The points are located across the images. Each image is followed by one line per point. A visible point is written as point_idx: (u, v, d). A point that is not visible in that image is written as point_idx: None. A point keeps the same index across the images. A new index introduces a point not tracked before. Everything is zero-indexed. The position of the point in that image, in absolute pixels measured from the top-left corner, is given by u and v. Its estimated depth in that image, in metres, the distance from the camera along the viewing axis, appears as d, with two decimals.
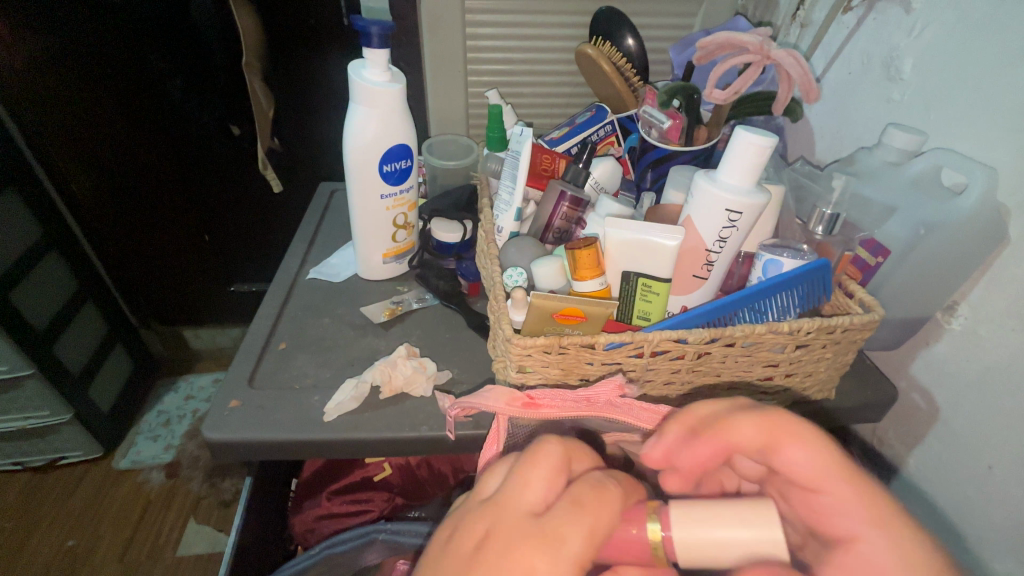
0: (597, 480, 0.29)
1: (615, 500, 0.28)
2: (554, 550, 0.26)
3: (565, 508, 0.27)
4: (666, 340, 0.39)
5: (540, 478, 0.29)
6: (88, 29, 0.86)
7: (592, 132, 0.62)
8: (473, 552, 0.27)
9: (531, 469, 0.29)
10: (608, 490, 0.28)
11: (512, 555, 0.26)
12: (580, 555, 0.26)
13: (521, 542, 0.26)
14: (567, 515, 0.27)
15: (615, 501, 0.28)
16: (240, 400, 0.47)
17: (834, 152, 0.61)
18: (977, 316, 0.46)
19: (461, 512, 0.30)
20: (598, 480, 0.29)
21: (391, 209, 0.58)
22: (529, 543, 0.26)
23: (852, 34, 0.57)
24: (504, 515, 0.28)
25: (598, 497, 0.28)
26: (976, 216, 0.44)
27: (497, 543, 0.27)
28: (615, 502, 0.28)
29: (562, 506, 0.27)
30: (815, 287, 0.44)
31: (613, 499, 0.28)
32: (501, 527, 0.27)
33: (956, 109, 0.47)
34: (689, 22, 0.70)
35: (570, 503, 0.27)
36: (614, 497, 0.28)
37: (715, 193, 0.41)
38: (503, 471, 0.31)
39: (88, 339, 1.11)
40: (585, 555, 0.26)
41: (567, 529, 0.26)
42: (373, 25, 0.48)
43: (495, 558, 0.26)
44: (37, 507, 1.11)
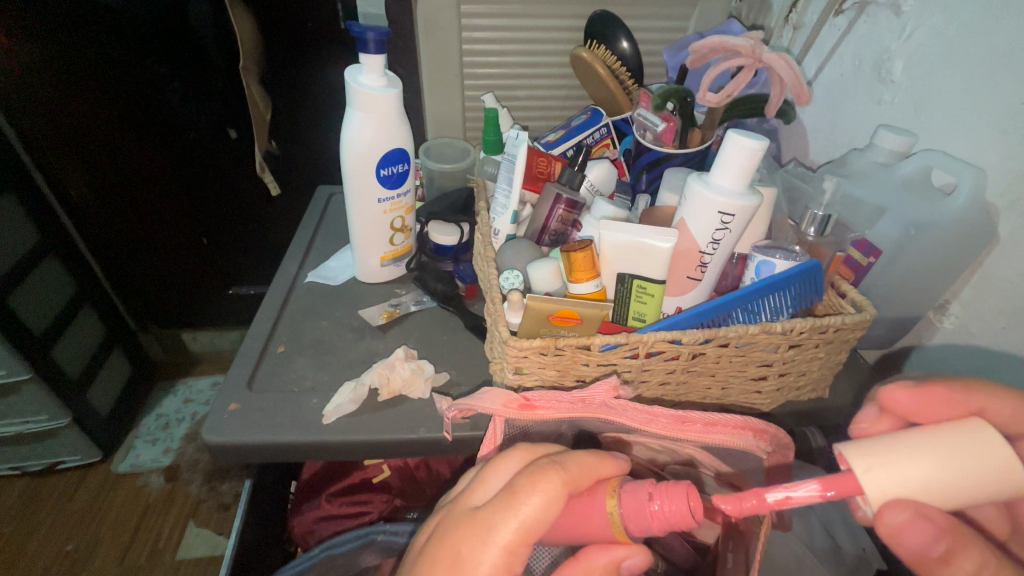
0: (538, 466, 0.30)
1: (551, 485, 0.29)
2: (483, 538, 0.28)
3: (501, 496, 0.29)
4: (661, 341, 0.40)
5: (493, 475, 0.32)
6: (84, 33, 0.86)
7: (587, 135, 0.63)
8: (426, 542, 0.31)
9: (488, 470, 0.32)
10: (544, 472, 0.29)
11: (449, 542, 0.29)
12: (507, 541, 0.28)
13: (456, 533, 0.29)
14: (497, 505, 0.29)
15: (551, 487, 0.29)
16: (241, 403, 0.47)
17: (827, 153, 0.61)
18: (968, 315, 0.47)
19: (435, 507, 0.35)
20: (537, 466, 0.30)
21: (389, 212, 0.58)
22: (465, 531, 0.29)
23: (844, 36, 0.58)
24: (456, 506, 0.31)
25: (533, 484, 0.29)
26: (964, 215, 0.45)
27: (442, 534, 0.30)
28: (546, 489, 0.29)
29: (497, 497, 0.29)
30: (808, 287, 0.44)
31: (548, 484, 0.29)
32: (448, 519, 0.31)
33: (945, 111, 0.48)
34: (683, 25, 0.71)
35: (504, 492, 0.29)
36: (550, 483, 0.29)
37: (708, 196, 0.42)
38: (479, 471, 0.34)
39: (86, 343, 1.11)
40: (515, 541, 0.28)
41: (495, 517, 0.28)
42: (369, 31, 0.48)
43: (438, 543, 0.30)
44: (35, 513, 1.11)
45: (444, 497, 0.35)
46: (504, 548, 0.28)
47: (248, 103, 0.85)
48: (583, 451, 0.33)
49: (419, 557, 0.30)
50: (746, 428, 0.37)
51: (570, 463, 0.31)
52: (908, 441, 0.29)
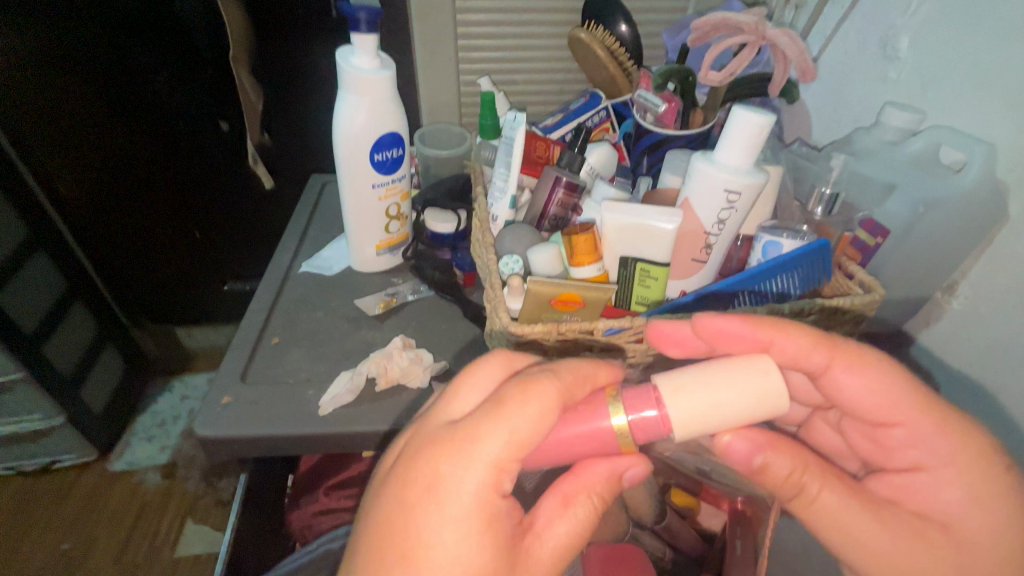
0: (524, 376, 0.32)
1: (541, 393, 0.31)
2: (471, 448, 0.30)
3: (490, 402, 0.31)
4: (667, 325, 0.39)
5: (468, 389, 0.34)
6: (67, 21, 0.83)
7: (587, 118, 0.62)
8: (411, 446, 0.32)
9: (461, 383, 0.34)
10: (535, 382, 0.31)
11: (435, 456, 0.30)
12: (498, 449, 0.29)
13: (442, 439, 0.31)
14: (486, 411, 0.30)
15: (541, 394, 0.31)
16: (233, 395, 0.46)
17: (832, 135, 0.60)
18: (976, 295, 0.46)
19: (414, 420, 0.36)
20: (528, 376, 0.32)
21: (384, 199, 0.56)
22: (454, 436, 0.30)
23: (848, 14, 0.57)
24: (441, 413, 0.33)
25: (523, 392, 0.31)
26: (974, 191, 0.44)
27: (426, 443, 0.31)
28: (536, 394, 0.31)
29: (482, 409, 0.31)
30: (816, 267, 0.43)
31: (537, 392, 0.31)
32: (435, 428, 0.32)
33: (953, 87, 0.47)
34: (683, 5, 0.69)
35: (494, 400, 0.31)
36: (540, 391, 0.31)
37: (713, 174, 0.40)
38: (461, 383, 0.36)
39: (79, 341, 1.09)
40: (506, 442, 0.30)
41: (485, 427, 0.30)
42: (361, 10, 0.47)
43: (423, 459, 0.30)
44: (31, 512, 1.10)
45: (423, 410, 0.36)
46: (497, 453, 0.29)
47: (239, 92, 0.83)
48: (576, 360, 0.35)
49: (400, 476, 0.31)
50: None
51: (563, 372, 0.33)
52: (712, 376, 0.33)
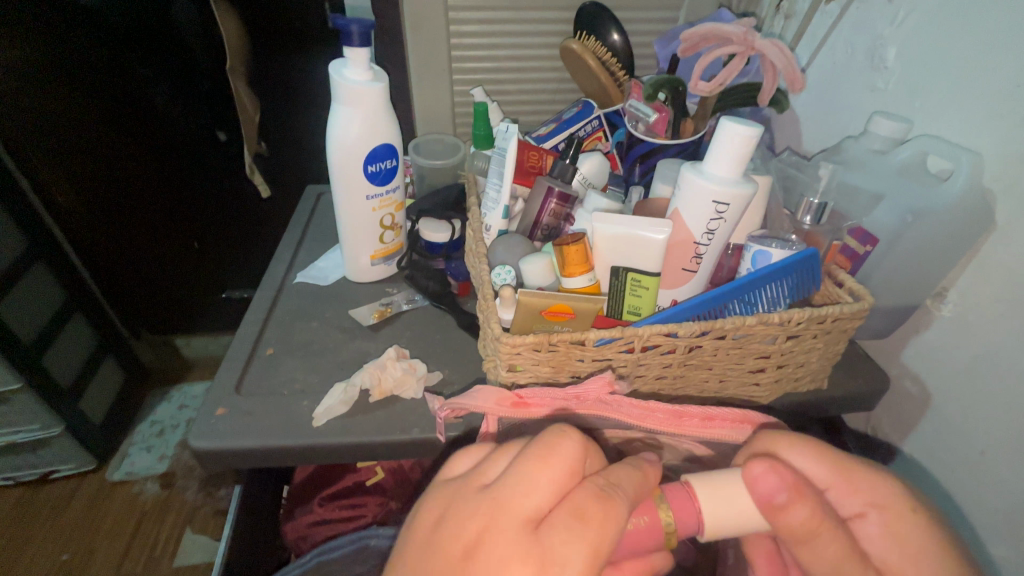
0: (604, 485, 0.27)
1: (618, 516, 0.26)
2: (552, 574, 0.24)
3: (566, 518, 0.25)
4: (657, 334, 0.39)
5: (540, 481, 0.26)
6: (67, 34, 0.84)
7: (579, 128, 0.62)
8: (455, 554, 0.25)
9: (531, 471, 0.26)
10: (613, 505, 0.26)
11: (503, 574, 0.24)
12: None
13: (502, 562, 0.24)
14: (572, 529, 0.25)
15: (621, 515, 0.26)
16: (228, 407, 0.46)
17: (822, 142, 0.61)
18: (965, 302, 0.47)
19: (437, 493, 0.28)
20: (608, 491, 0.27)
21: (377, 209, 0.57)
22: (523, 563, 0.24)
23: (836, 23, 0.57)
24: (498, 518, 0.25)
25: (602, 515, 0.26)
26: (963, 200, 0.44)
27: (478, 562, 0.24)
28: (618, 517, 0.26)
29: (565, 523, 0.25)
30: (805, 277, 0.43)
31: (618, 513, 0.26)
32: (495, 538, 0.25)
33: (939, 97, 0.47)
34: (673, 15, 0.70)
35: (569, 515, 0.25)
36: (617, 514, 0.26)
37: (702, 184, 0.41)
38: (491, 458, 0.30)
39: (77, 352, 1.09)
40: (584, 575, 0.24)
41: (570, 549, 0.24)
42: (353, 24, 0.47)
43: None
44: (29, 523, 1.09)
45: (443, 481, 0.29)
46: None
47: (236, 103, 0.83)
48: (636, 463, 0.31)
49: None
50: (743, 421, 0.37)
51: (626, 483, 0.29)
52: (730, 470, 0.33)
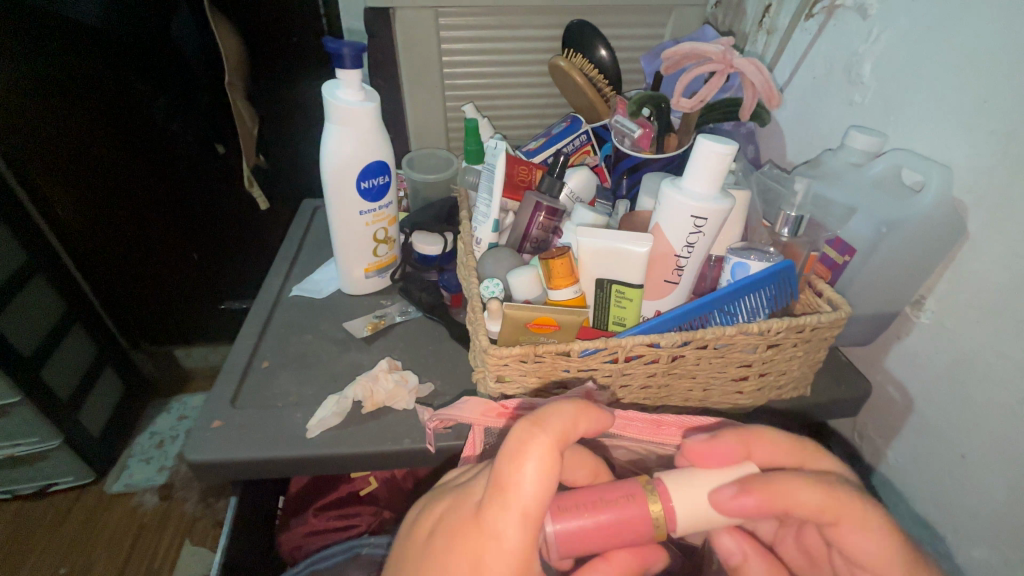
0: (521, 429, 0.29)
1: (537, 449, 0.28)
2: (494, 542, 0.27)
3: (494, 498, 0.28)
4: (640, 345, 0.40)
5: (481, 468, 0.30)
6: (67, 53, 0.85)
7: (565, 144, 0.64)
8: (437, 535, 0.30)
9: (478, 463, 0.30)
10: (524, 445, 0.28)
11: (458, 548, 0.28)
12: (518, 543, 0.27)
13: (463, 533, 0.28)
14: (497, 504, 0.28)
15: (542, 458, 0.28)
16: (223, 420, 0.47)
17: (804, 154, 0.62)
18: (942, 310, 0.48)
19: (440, 493, 0.33)
20: (519, 434, 0.29)
21: (371, 224, 0.58)
22: (471, 540, 0.28)
23: (815, 39, 0.59)
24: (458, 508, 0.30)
25: (517, 457, 0.28)
26: (935, 210, 0.45)
27: (450, 535, 0.29)
28: (538, 459, 0.28)
29: (493, 493, 0.28)
30: (783, 288, 0.45)
31: (536, 458, 0.28)
32: (454, 520, 0.29)
33: (912, 111, 0.49)
34: (660, 31, 0.72)
35: (495, 492, 0.28)
36: (536, 450, 0.28)
37: (680, 200, 0.42)
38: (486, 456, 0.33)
39: (76, 364, 1.10)
40: (524, 540, 0.27)
41: (499, 523, 0.27)
42: (345, 47, 0.49)
43: (453, 550, 0.29)
44: (28, 536, 1.10)
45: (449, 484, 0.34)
46: (520, 546, 0.27)
47: (235, 116, 0.85)
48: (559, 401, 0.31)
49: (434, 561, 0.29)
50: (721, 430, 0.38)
51: (548, 422, 0.29)
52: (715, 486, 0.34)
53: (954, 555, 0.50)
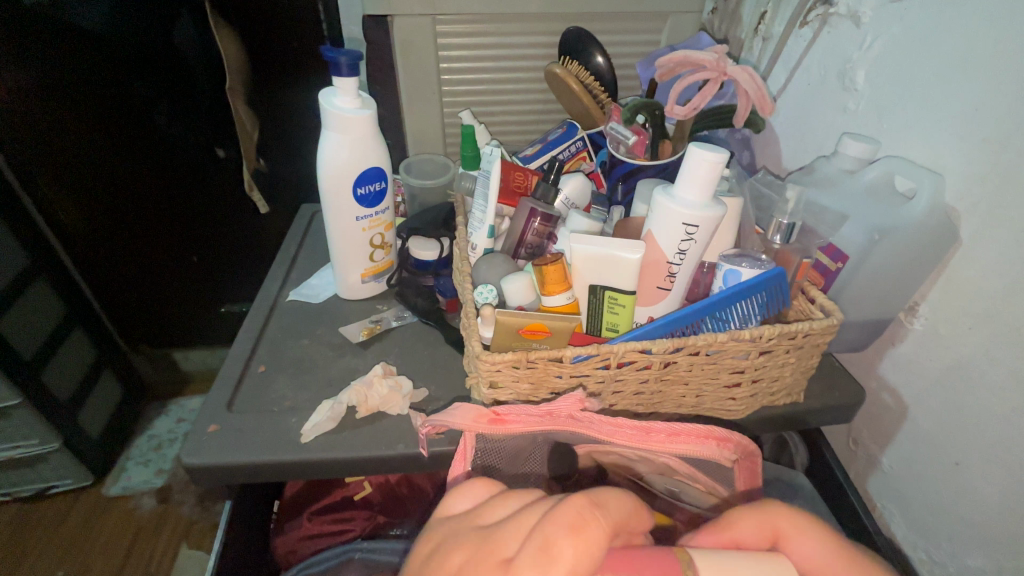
0: (578, 504, 0.26)
1: (597, 537, 0.25)
2: None
3: (530, 553, 0.25)
4: (632, 351, 0.41)
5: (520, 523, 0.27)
6: (68, 57, 0.86)
7: (561, 150, 0.65)
8: None
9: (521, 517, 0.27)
10: (588, 524, 0.25)
11: None
12: None
13: None
14: (534, 564, 0.24)
15: (598, 543, 0.25)
16: (220, 424, 0.48)
17: (798, 160, 0.63)
18: (935, 316, 0.48)
19: (455, 531, 0.29)
20: (576, 511, 0.26)
21: (367, 229, 0.59)
22: None
23: (810, 46, 0.59)
24: (479, 557, 0.26)
25: (576, 531, 0.25)
26: (927, 217, 0.45)
27: None
28: (596, 538, 0.25)
29: (530, 552, 0.25)
30: (775, 295, 0.45)
31: (593, 542, 0.25)
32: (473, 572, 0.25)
33: (906, 118, 0.49)
34: (655, 38, 0.72)
35: (536, 551, 0.24)
36: (595, 536, 0.25)
37: (672, 208, 0.43)
38: (515, 496, 0.30)
39: (76, 367, 1.10)
40: None
41: None
42: (342, 56, 0.50)
43: None
44: (26, 539, 1.10)
45: (467, 519, 0.30)
46: None
47: (235, 121, 0.86)
48: (619, 489, 0.29)
49: None
50: (710, 436, 0.38)
51: (609, 506, 0.27)
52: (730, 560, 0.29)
53: (949, 562, 0.50)
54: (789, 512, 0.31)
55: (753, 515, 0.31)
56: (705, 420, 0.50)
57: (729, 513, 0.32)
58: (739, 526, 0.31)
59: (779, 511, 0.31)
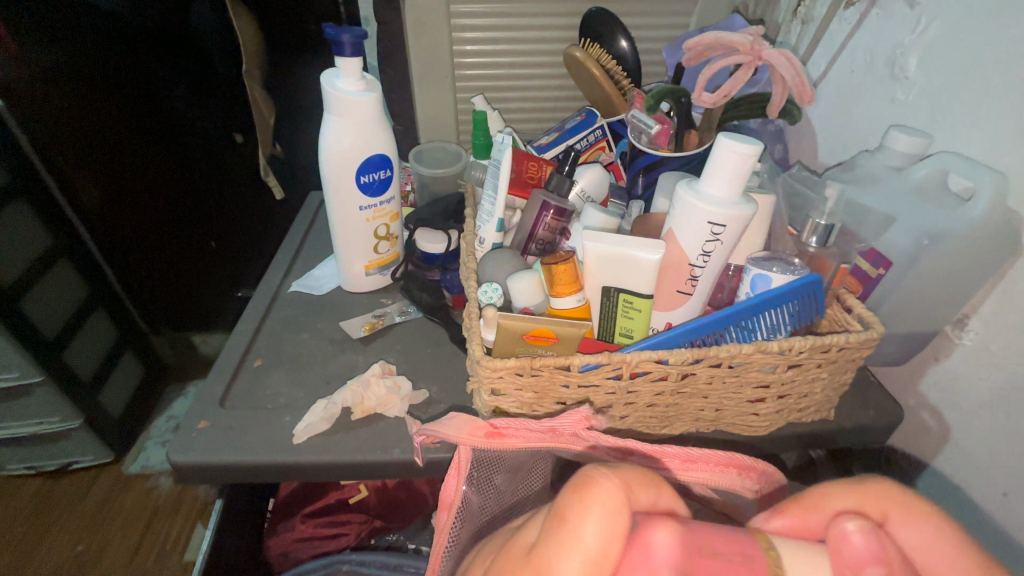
0: (584, 472, 0.24)
1: (606, 496, 0.23)
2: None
3: (547, 530, 0.23)
4: (646, 361, 0.37)
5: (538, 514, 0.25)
6: (89, 37, 0.84)
7: (578, 140, 0.62)
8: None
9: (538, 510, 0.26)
10: (592, 481, 0.23)
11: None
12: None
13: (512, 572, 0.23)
14: (547, 536, 0.23)
15: (610, 499, 0.23)
16: (210, 420, 0.46)
17: (837, 156, 0.58)
18: (988, 331, 0.43)
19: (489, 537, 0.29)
20: (583, 476, 0.24)
21: (371, 220, 0.56)
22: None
23: (854, 30, 0.54)
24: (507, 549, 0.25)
25: (583, 492, 0.23)
26: (985, 222, 0.41)
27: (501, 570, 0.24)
28: (609, 489, 0.23)
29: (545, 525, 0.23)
30: (808, 304, 0.41)
31: (604, 498, 0.23)
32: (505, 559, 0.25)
33: (965, 109, 0.44)
34: (684, 21, 0.67)
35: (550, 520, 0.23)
36: (605, 493, 0.23)
37: (696, 205, 0.39)
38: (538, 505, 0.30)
39: (98, 347, 1.11)
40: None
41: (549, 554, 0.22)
42: (345, 34, 0.46)
43: None
44: (48, 513, 1.12)
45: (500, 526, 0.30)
46: None
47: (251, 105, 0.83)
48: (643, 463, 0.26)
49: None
50: (730, 465, 0.34)
51: (626, 470, 0.25)
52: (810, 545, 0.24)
53: None
54: (895, 493, 0.27)
55: (849, 491, 0.28)
56: (724, 437, 0.46)
57: (818, 487, 0.28)
58: (829, 504, 0.27)
59: (881, 490, 0.28)
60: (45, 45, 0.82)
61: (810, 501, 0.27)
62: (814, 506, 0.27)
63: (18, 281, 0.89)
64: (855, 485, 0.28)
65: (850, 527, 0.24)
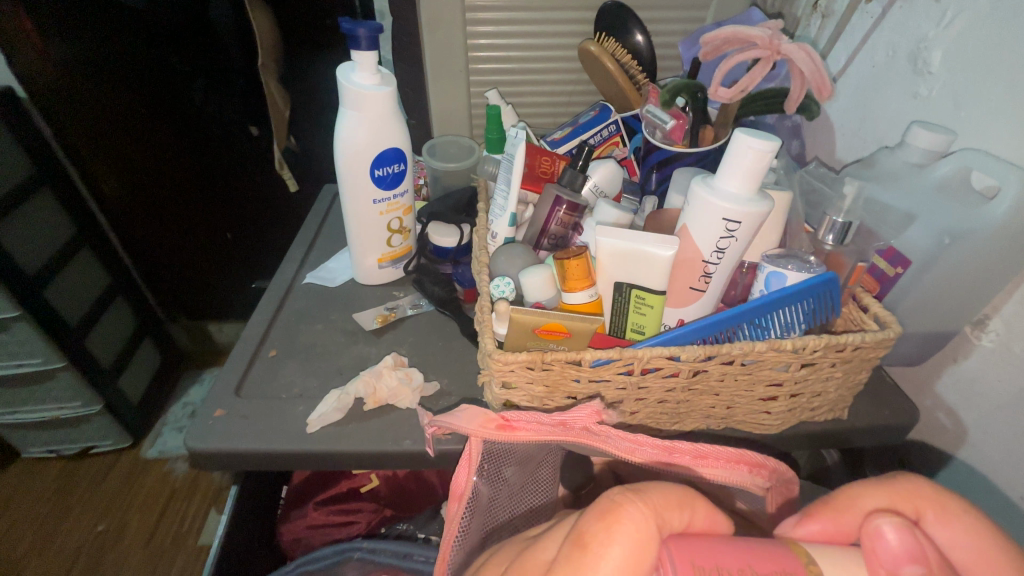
0: (609, 497, 0.25)
1: (629, 526, 0.23)
2: None
3: (566, 552, 0.24)
4: (658, 357, 0.37)
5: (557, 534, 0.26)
6: (109, 28, 0.85)
7: (591, 135, 0.61)
8: None
9: (558, 528, 0.27)
10: (619, 510, 0.24)
11: None
12: None
13: None
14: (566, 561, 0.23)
15: (633, 526, 0.23)
16: (226, 409, 0.47)
17: (855, 152, 0.57)
18: (1010, 333, 0.43)
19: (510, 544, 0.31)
20: (607, 502, 0.24)
21: (385, 213, 0.57)
22: None
23: (877, 23, 0.53)
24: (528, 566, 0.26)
25: (607, 519, 0.24)
26: (1010, 222, 0.40)
27: None
28: (633, 517, 0.24)
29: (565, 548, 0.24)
30: (824, 302, 0.40)
31: (629, 525, 0.23)
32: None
33: (990, 106, 0.43)
34: (701, 15, 0.66)
35: (571, 545, 0.24)
36: (630, 520, 0.24)
37: (711, 201, 0.38)
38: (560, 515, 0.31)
39: (118, 334, 1.13)
40: None
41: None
42: (360, 28, 0.47)
43: None
44: (69, 494, 1.15)
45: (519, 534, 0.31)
46: None
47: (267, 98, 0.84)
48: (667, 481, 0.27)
49: None
50: (742, 462, 0.34)
51: (651, 491, 0.26)
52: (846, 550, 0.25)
53: None
54: (925, 490, 0.28)
55: (879, 490, 0.28)
56: (734, 434, 0.46)
57: (848, 488, 0.29)
58: (862, 502, 0.28)
59: (910, 489, 0.28)
60: (66, 38, 0.84)
61: (841, 501, 0.28)
62: (846, 507, 0.28)
63: (42, 269, 0.92)
64: (884, 484, 0.28)
65: (886, 527, 0.25)
